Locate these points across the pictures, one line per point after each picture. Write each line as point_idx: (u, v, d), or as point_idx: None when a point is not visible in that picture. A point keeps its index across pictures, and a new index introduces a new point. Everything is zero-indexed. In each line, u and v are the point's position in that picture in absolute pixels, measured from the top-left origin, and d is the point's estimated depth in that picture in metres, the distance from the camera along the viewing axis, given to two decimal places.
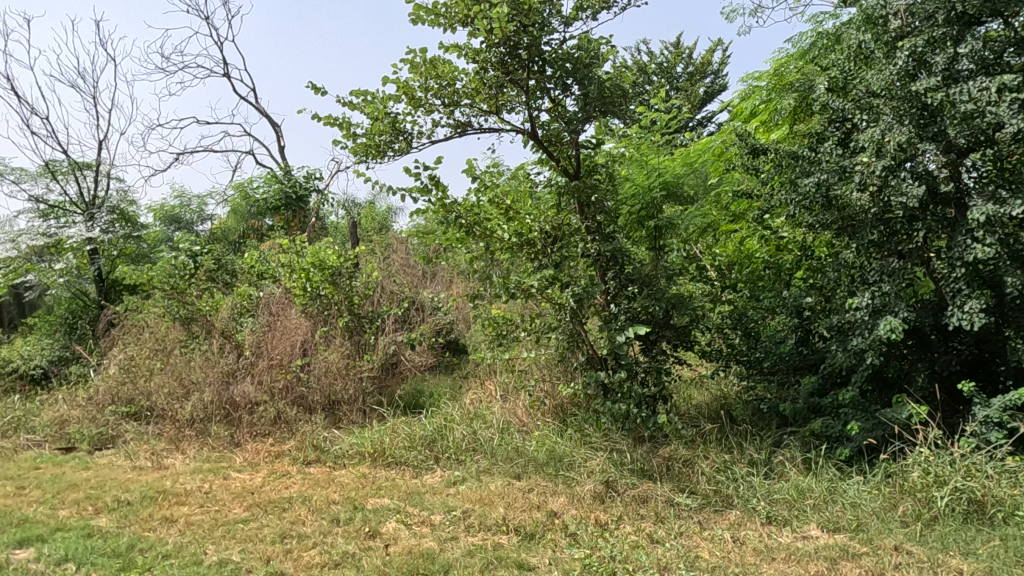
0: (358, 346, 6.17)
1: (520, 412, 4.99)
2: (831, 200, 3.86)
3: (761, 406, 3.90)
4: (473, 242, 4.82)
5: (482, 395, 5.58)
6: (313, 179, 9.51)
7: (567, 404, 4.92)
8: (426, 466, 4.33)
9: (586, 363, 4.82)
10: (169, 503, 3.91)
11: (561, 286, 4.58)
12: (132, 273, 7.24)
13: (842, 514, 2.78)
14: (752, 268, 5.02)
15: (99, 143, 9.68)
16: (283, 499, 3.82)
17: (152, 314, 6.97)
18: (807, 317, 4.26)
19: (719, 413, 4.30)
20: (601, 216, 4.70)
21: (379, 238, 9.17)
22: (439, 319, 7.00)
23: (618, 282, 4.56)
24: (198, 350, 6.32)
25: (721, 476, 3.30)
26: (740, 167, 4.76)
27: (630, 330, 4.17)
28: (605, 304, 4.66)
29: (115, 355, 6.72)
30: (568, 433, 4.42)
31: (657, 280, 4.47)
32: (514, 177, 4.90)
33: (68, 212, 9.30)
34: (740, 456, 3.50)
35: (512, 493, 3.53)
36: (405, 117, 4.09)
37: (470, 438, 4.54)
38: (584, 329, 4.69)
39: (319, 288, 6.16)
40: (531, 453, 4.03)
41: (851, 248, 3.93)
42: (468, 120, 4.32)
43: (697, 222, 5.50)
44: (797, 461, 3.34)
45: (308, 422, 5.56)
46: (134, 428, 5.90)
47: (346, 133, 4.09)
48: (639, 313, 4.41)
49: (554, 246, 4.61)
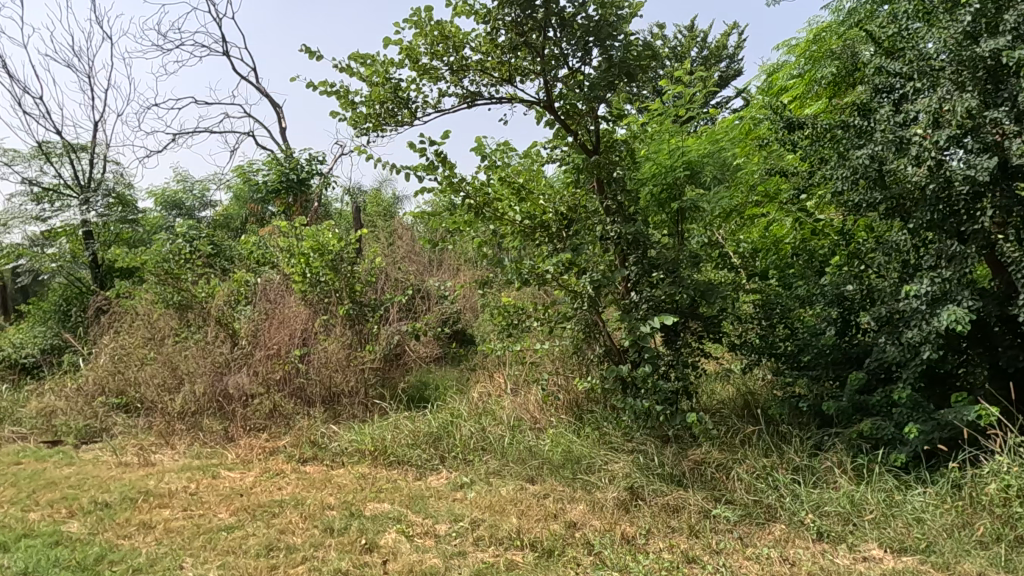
0: (360, 335, 5.82)
1: (532, 407, 4.66)
2: (884, 176, 3.49)
3: (801, 405, 3.55)
4: (482, 224, 4.49)
5: (491, 389, 5.24)
6: (315, 163, 9.09)
7: (583, 400, 4.58)
8: (431, 466, 3.99)
9: (604, 355, 4.47)
10: (150, 506, 3.59)
11: (578, 272, 4.23)
12: (125, 258, 6.92)
13: (907, 532, 2.44)
14: (785, 255, 4.64)
15: (94, 123, 9.35)
16: (274, 502, 3.50)
17: (145, 300, 6.63)
18: (849, 306, 3.90)
19: (750, 411, 3.95)
20: (622, 195, 4.33)
21: (384, 224, 8.82)
22: (446, 308, 6.67)
23: (641, 268, 4.09)
24: (191, 339, 5.99)
25: (761, 484, 2.96)
26: (775, 143, 4.41)
27: (655, 319, 3.81)
28: (625, 293, 4.29)
29: (106, 343, 6.40)
30: (584, 431, 4.08)
31: (684, 266, 4.11)
32: (527, 155, 4.56)
33: (63, 196, 8.98)
34: (779, 460, 3.15)
35: (526, 498, 3.19)
36: (408, 84, 3.73)
37: (478, 435, 4.20)
38: (602, 319, 4.35)
39: (319, 273, 5.79)
40: (545, 454, 3.69)
41: (903, 229, 3.56)
42: (479, 89, 3.97)
43: (723, 205, 5.12)
44: (846, 467, 3.00)
45: (306, 417, 5.23)
46: (123, 421, 5.59)
47: (345, 102, 3.72)
48: (664, 301, 4.05)
49: (569, 230, 4.34)
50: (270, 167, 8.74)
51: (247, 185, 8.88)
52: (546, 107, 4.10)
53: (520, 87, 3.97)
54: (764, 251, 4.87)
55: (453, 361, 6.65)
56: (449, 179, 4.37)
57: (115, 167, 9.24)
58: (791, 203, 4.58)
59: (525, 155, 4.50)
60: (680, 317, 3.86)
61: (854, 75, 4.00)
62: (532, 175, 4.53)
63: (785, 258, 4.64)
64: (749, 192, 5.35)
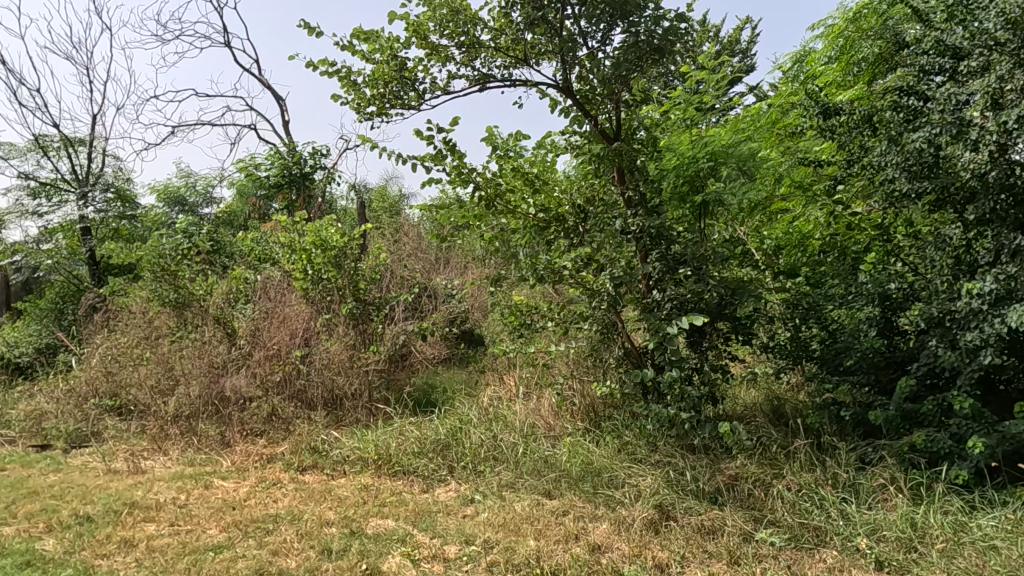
0: (363, 335, 5.53)
1: (545, 413, 4.37)
2: (939, 162, 3.18)
3: (841, 415, 3.25)
4: (493, 218, 4.21)
5: (501, 392, 4.96)
6: (319, 157, 8.82)
7: (601, 405, 4.28)
8: (439, 477, 3.70)
9: (623, 358, 4.18)
10: (135, 520, 3.32)
11: (597, 269, 3.94)
12: (120, 253, 6.64)
13: (981, 562, 2.16)
14: (813, 251, 4.36)
15: (93, 116, 9.11)
16: (268, 517, 3.22)
17: (140, 297, 6.36)
18: (891, 305, 3.61)
19: (783, 420, 3.66)
20: (644, 187, 4.04)
21: (389, 220, 8.55)
22: (454, 307, 6.41)
23: (665, 265, 3.84)
24: (188, 339, 5.73)
25: (805, 503, 2.66)
26: (810, 130, 4.10)
27: (682, 319, 3.52)
28: (646, 291, 4.01)
29: (99, 342, 6.14)
30: (603, 440, 3.78)
31: (712, 262, 3.81)
32: (541, 145, 4.28)
33: (60, 190, 8.73)
34: (823, 475, 2.85)
35: (544, 516, 2.91)
36: (416, 64, 3.45)
37: (489, 444, 3.91)
38: (621, 320, 4.07)
39: (321, 271, 5.48)
40: (562, 466, 3.40)
41: (957, 221, 3.26)
42: (491, 71, 3.69)
43: (748, 199, 4.81)
44: (900, 484, 2.70)
45: (306, 421, 4.92)
46: (115, 425, 5.32)
47: (346, 83, 3.44)
48: (689, 300, 3.76)
49: (587, 223, 4.12)
50: (271, 161, 8.43)
51: (248, 179, 8.61)
52: (564, 91, 3.82)
53: (535, 69, 3.69)
54: (790, 247, 4.58)
55: (460, 362, 6.37)
56: (458, 170, 4.10)
57: (114, 161, 8.99)
58: (824, 196, 4.29)
59: (539, 144, 4.22)
60: (708, 318, 3.57)
61: (900, 55, 3.70)
62: (546, 166, 4.25)
63: (814, 253, 4.35)
64: (775, 185, 5.06)
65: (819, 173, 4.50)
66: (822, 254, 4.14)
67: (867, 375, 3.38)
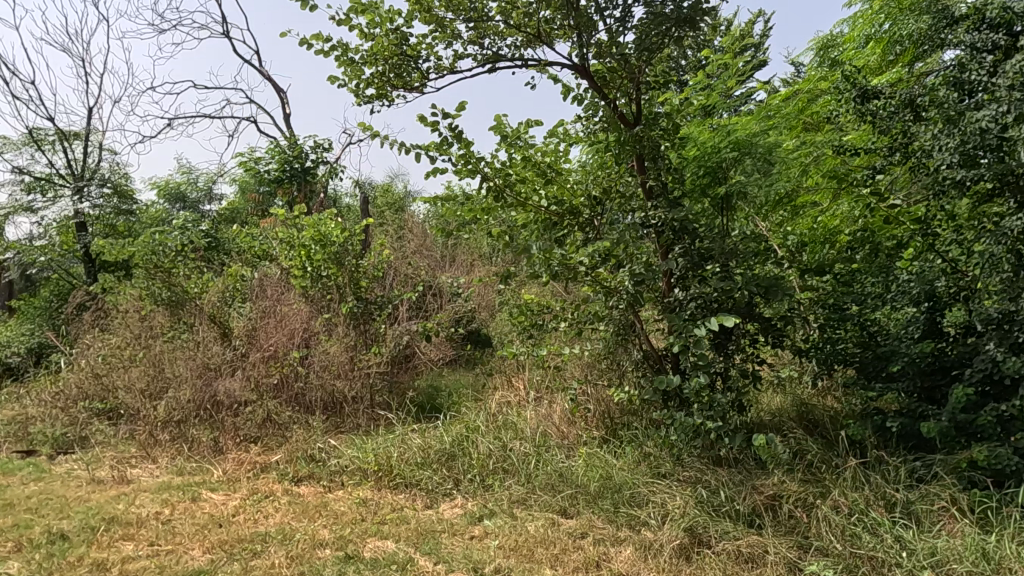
0: (365, 336, 5.24)
1: (558, 420, 4.09)
2: (1002, 144, 2.88)
3: (885, 426, 2.96)
4: (502, 211, 3.95)
5: (511, 397, 4.67)
6: (321, 150, 8.55)
7: (618, 412, 3.99)
8: (444, 491, 3.42)
9: (642, 361, 3.89)
10: (112, 539, 3.05)
11: (615, 265, 3.66)
12: (112, 250, 6.37)
13: None
14: (841, 247, 4.09)
15: (89, 109, 8.85)
16: (258, 536, 2.95)
17: (131, 295, 6.08)
18: (936, 305, 3.32)
19: (818, 429, 3.36)
20: (667, 176, 3.74)
21: (393, 216, 8.28)
22: (459, 306, 6.14)
23: (688, 261, 3.53)
24: (181, 339, 5.47)
25: (856, 527, 2.37)
26: (847, 115, 3.81)
27: (710, 320, 3.24)
28: (667, 290, 3.75)
29: (89, 342, 5.86)
30: (622, 450, 3.50)
31: (740, 258, 3.53)
32: (552, 134, 4.00)
33: (55, 185, 8.48)
34: (873, 495, 2.56)
35: (561, 539, 2.62)
36: (419, 40, 3.17)
37: (498, 454, 3.62)
38: (639, 320, 3.82)
39: (321, 268, 5.28)
40: (578, 481, 3.12)
41: (1019, 211, 2.97)
42: (501, 50, 3.40)
43: (773, 192, 4.52)
44: (963, 505, 2.41)
45: (303, 426, 4.65)
46: (103, 430, 5.05)
47: (343, 62, 3.17)
48: (716, 299, 3.47)
49: (602, 215, 3.89)
50: (271, 155, 8.14)
51: (249, 174, 8.35)
52: (580, 71, 3.53)
53: (549, 48, 3.41)
54: (815, 243, 4.30)
55: (466, 365, 6.09)
56: (465, 159, 3.84)
57: (110, 155, 8.74)
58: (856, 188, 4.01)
59: (551, 132, 3.94)
60: (739, 320, 3.26)
61: (948, 33, 3.41)
62: (559, 156, 3.97)
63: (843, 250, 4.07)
64: (800, 178, 4.77)
65: (849, 164, 4.22)
66: (853, 251, 3.86)
67: (914, 381, 3.09)
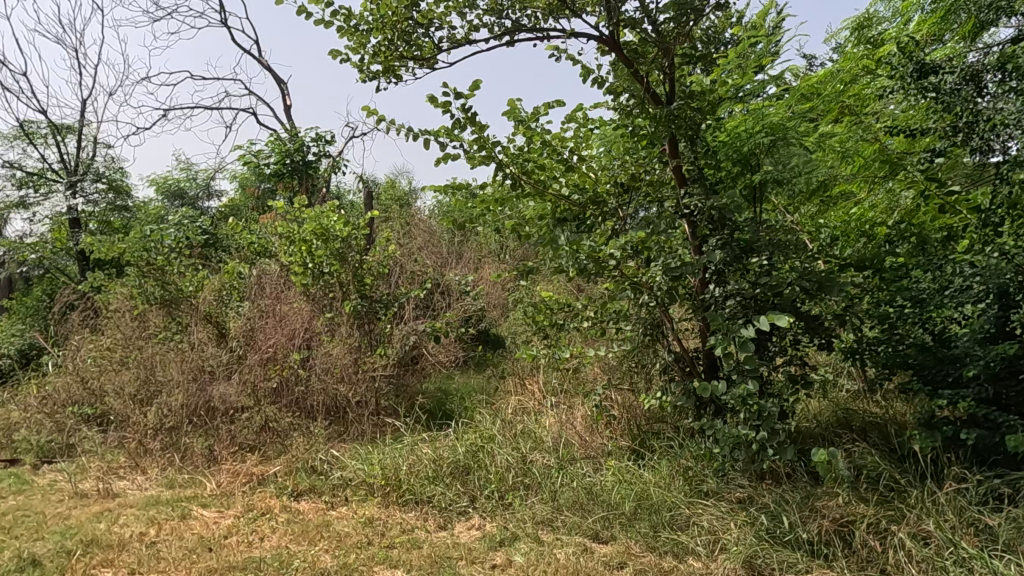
0: (369, 337, 4.90)
1: (580, 428, 3.76)
2: None
3: (957, 437, 2.63)
4: (519, 200, 3.63)
5: (527, 402, 4.34)
6: (323, 143, 8.22)
7: (647, 420, 3.65)
8: (458, 509, 3.08)
9: (673, 364, 3.57)
10: (89, 566, 2.73)
11: (645, 259, 3.34)
12: (103, 246, 6.05)
13: None
14: (878, 240, 3.77)
15: (82, 101, 8.54)
16: (252, 561, 2.63)
17: (121, 293, 5.76)
18: (1006, 301, 2.98)
19: (874, 440, 3.03)
20: (701, 161, 3.41)
21: (397, 211, 7.96)
22: (469, 305, 5.82)
23: (728, 254, 3.20)
24: (174, 340, 5.15)
25: (945, 560, 2.04)
26: (901, 94, 3.47)
27: (761, 320, 2.86)
28: (701, 287, 3.43)
29: (77, 344, 5.53)
30: (655, 463, 3.17)
31: (786, 251, 3.20)
32: (573, 117, 3.68)
33: (47, 180, 8.18)
34: (957, 519, 2.23)
35: (597, 570, 2.30)
36: (430, 7, 2.85)
37: (517, 468, 3.28)
38: (669, 318, 3.51)
39: (322, 264, 4.97)
40: (610, 500, 2.79)
41: None
42: (521, 20, 3.07)
43: (809, 180, 4.17)
44: None
45: (305, 433, 4.34)
46: (90, 438, 4.72)
47: (346, 31, 2.85)
48: (759, 295, 3.14)
49: (628, 205, 3.56)
50: (271, 148, 7.83)
51: (249, 168, 8.03)
52: (609, 46, 3.20)
53: (575, 18, 3.07)
54: (848, 236, 3.98)
55: (477, 367, 5.76)
56: (479, 143, 3.51)
57: (105, 148, 8.43)
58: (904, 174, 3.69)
59: (572, 115, 3.62)
60: (794, 320, 2.87)
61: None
62: (580, 140, 3.64)
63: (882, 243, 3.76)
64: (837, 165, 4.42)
65: (892, 149, 3.90)
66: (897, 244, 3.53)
67: (988, 387, 2.76)
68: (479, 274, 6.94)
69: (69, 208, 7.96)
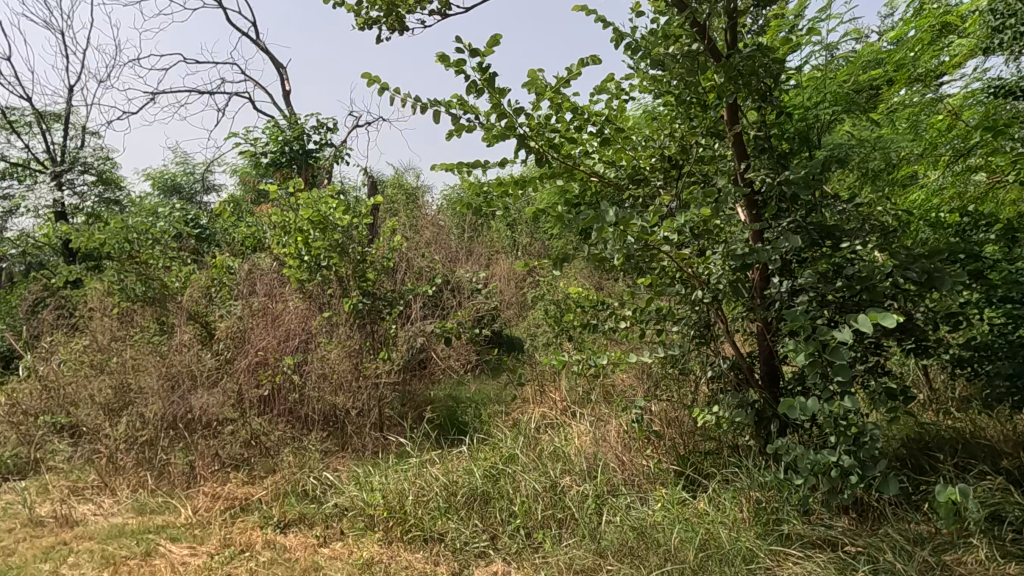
0: (371, 339, 4.36)
1: (617, 446, 3.22)
2: None
3: None
4: (546, 181, 3.08)
5: (551, 413, 3.81)
6: (324, 130, 7.69)
7: (694, 438, 3.11)
8: (476, 551, 2.54)
9: (728, 373, 3.02)
10: None
11: (700, 249, 2.79)
12: (80, 238, 5.53)
13: None
14: (959, 227, 3.26)
15: (69, 87, 8.02)
16: None
17: (99, 290, 5.23)
18: None
19: (985, 469, 2.50)
20: (766, 130, 2.85)
21: (404, 203, 7.42)
22: (481, 304, 5.29)
23: (803, 240, 2.64)
24: (154, 342, 4.63)
25: None
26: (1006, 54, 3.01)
27: (858, 318, 2.13)
28: (762, 281, 2.88)
29: (49, 345, 5.01)
30: (715, 493, 2.62)
31: (874, 238, 2.65)
32: (607, 85, 3.14)
33: (32, 172, 7.69)
34: None
35: None
36: None
37: (547, 498, 2.74)
38: (723, 319, 2.97)
39: (320, 257, 4.39)
40: (667, 544, 2.24)
41: None
42: None
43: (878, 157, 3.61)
44: None
45: (298, 449, 3.81)
46: (56, 453, 4.20)
47: None
48: (842, 291, 2.60)
49: (674, 186, 3.02)
50: (268, 135, 7.30)
51: (246, 159, 7.51)
52: None
53: None
54: (921, 220, 3.45)
55: (491, 373, 5.23)
56: (500, 113, 2.97)
57: (93, 138, 7.92)
58: (984, 148, 3.34)
59: (606, 81, 3.08)
60: (903, 317, 2.14)
61: None
62: (616, 112, 3.11)
63: (963, 231, 3.25)
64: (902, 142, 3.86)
65: (974, 123, 3.39)
66: (996, 232, 2.97)
67: None
68: (492, 270, 6.42)
69: (55, 201, 7.46)
